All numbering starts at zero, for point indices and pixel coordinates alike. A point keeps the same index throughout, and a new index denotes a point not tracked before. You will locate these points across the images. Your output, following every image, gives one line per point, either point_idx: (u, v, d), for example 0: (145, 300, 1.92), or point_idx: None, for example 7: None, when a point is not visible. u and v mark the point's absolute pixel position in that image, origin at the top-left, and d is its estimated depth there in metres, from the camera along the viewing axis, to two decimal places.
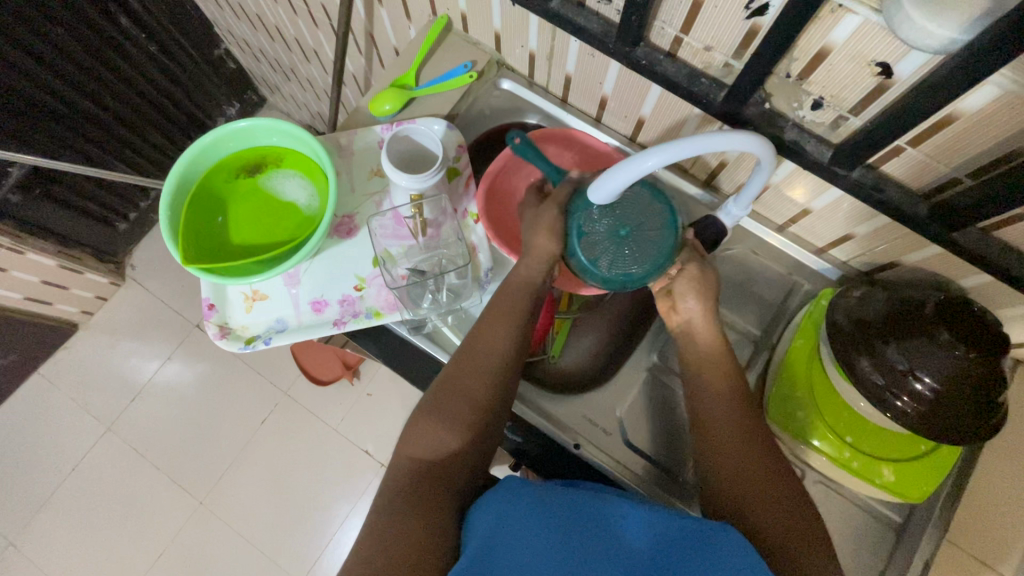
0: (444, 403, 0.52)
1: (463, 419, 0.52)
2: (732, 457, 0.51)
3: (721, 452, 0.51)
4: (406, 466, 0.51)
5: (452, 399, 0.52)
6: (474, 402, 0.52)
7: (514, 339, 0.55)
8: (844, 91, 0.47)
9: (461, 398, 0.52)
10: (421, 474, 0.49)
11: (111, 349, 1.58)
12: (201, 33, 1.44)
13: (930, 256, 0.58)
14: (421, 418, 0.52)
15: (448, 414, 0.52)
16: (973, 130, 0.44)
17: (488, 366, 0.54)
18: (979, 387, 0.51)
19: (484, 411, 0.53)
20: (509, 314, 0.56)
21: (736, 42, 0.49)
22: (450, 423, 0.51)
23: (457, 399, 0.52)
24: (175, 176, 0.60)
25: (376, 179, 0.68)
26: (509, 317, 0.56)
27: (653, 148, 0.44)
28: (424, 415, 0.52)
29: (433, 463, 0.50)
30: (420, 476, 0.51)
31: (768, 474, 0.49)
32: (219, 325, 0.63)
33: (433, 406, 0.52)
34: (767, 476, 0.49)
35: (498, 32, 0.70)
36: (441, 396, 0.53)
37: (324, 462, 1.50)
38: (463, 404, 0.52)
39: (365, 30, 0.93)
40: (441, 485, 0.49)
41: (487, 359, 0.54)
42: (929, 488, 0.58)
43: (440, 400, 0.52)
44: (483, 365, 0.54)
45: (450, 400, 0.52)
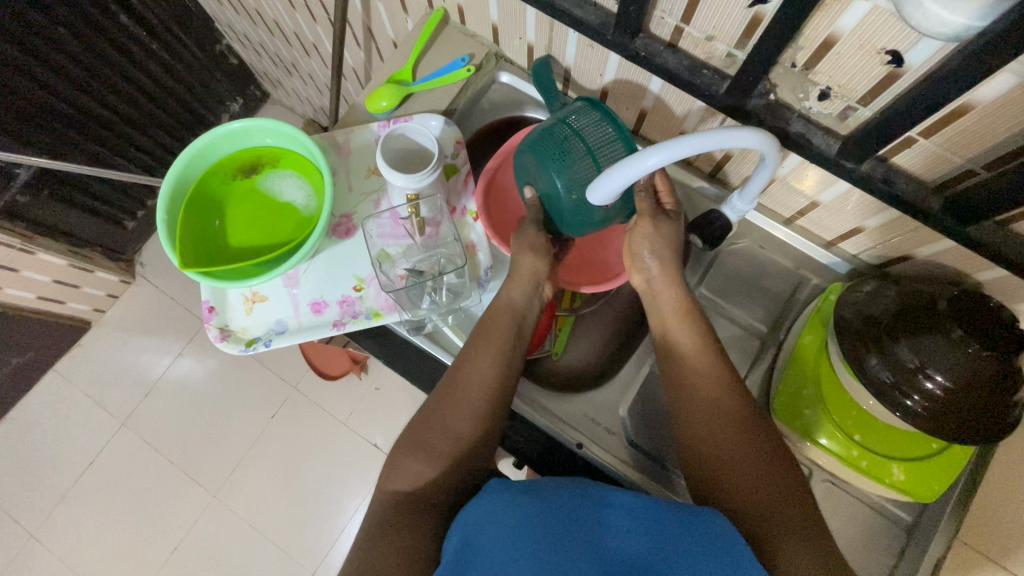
0: (422, 435, 0.52)
1: (443, 453, 0.51)
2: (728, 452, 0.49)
3: (717, 449, 0.49)
4: (403, 465, 0.51)
5: (431, 432, 0.52)
6: (453, 433, 0.52)
7: (492, 361, 0.55)
8: (852, 80, 0.45)
9: (439, 434, 0.52)
10: (408, 504, 0.49)
11: (124, 346, 1.60)
12: (202, 28, 1.44)
13: (944, 249, 0.56)
14: (402, 450, 0.52)
15: (427, 446, 0.52)
16: (989, 120, 0.42)
17: (462, 395, 0.54)
18: (993, 386, 0.49)
19: (463, 443, 0.52)
20: (484, 342, 0.56)
21: (739, 31, 0.47)
22: (429, 458, 0.51)
23: (435, 434, 0.52)
24: (172, 179, 0.60)
25: (374, 178, 0.67)
26: (487, 340, 0.56)
27: (652, 148, 0.44)
28: (404, 452, 0.52)
29: (421, 481, 0.50)
30: (418, 475, 0.51)
31: (756, 480, 0.47)
32: (220, 328, 0.63)
33: (411, 443, 0.52)
34: (755, 479, 0.47)
35: (496, 24, 0.69)
36: (418, 432, 0.53)
37: (334, 455, 1.52)
38: (441, 436, 0.52)
39: (363, 23, 0.92)
40: (429, 499, 0.50)
41: (464, 389, 0.54)
42: (941, 486, 0.57)
43: (418, 435, 0.53)
44: (470, 384, 0.54)
45: (429, 433, 0.52)
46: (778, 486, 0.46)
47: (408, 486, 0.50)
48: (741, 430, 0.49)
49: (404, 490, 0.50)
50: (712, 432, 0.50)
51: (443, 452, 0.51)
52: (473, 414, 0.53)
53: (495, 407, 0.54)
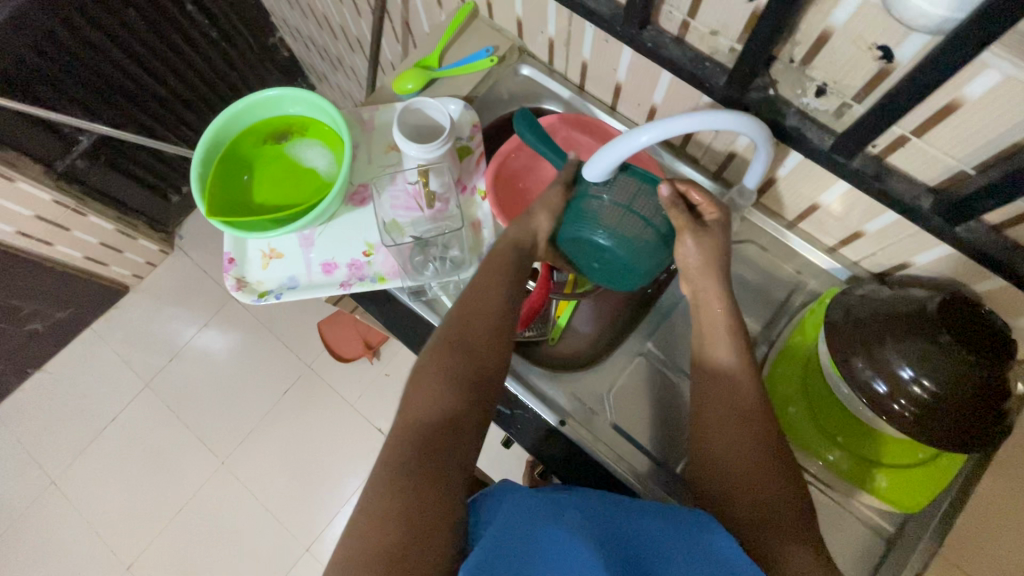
0: (442, 362, 0.53)
1: (467, 377, 0.53)
2: (727, 453, 0.51)
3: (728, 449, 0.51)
4: (428, 403, 0.51)
5: (449, 357, 0.53)
6: (474, 359, 0.54)
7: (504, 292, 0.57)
8: (847, 76, 0.47)
9: (463, 360, 0.53)
10: (441, 436, 0.49)
11: (155, 312, 1.70)
12: (259, 21, 1.54)
13: (943, 256, 0.56)
14: (424, 379, 0.52)
15: (451, 375, 0.52)
16: (977, 120, 0.42)
17: (483, 324, 0.55)
18: (981, 395, 0.49)
19: (476, 361, 0.54)
20: (496, 276, 0.58)
21: (741, 24, 0.49)
22: (456, 386, 0.52)
23: (455, 355, 0.53)
24: (210, 135, 0.65)
25: (393, 153, 0.71)
26: (498, 272, 0.58)
27: (647, 125, 0.49)
28: (424, 383, 0.52)
29: (449, 418, 0.50)
30: (433, 406, 0.50)
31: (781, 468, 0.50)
32: (237, 278, 0.67)
33: (431, 373, 0.52)
34: (754, 486, 0.49)
35: (520, 18, 0.73)
36: (437, 358, 0.53)
37: (339, 437, 1.56)
38: (464, 363, 0.53)
39: (401, 17, 0.97)
40: (458, 439, 0.50)
41: (476, 314, 0.56)
42: (927, 500, 0.55)
43: (437, 365, 0.53)
44: (481, 320, 0.56)
45: (451, 363, 0.53)
46: (775, 495, 0.48)
47: (425, 413, 0.50)
48: (752, 434, 0.51)
49: (433, 428, 0.49)
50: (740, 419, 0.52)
51: (463, 386, 0.52)
52: (490, 345, 0.55)
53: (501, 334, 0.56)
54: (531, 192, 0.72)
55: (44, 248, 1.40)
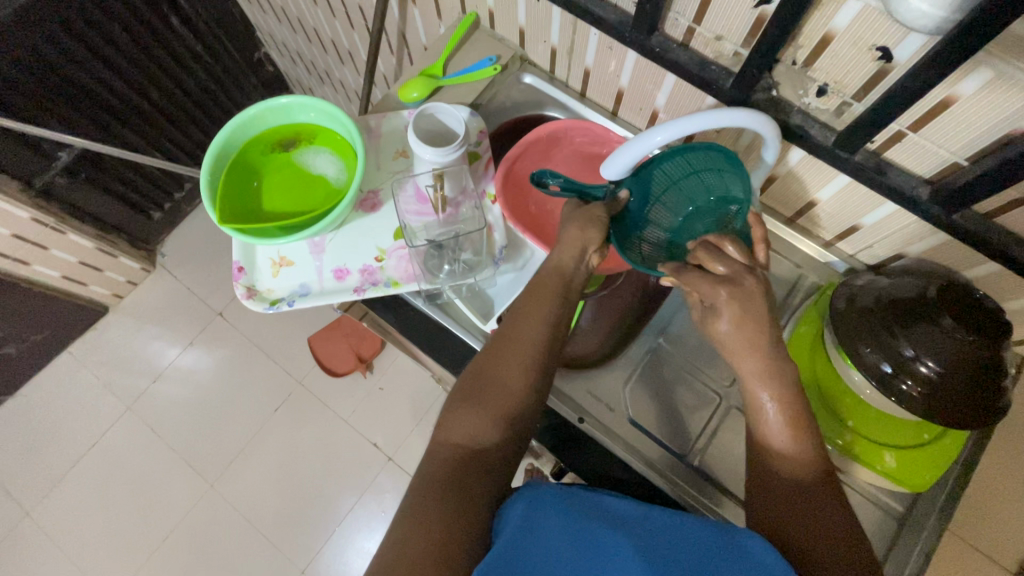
0: (477, 388, 0.53)
1: (504, 408, 0.52)
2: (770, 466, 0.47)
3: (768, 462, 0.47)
4: (459, 432, 0.51)
5: (485, 386, 0.53)
6: (507, 387, 0.53)
7: (542, 320, 0.56)
8: (847, 76, 0.50)
9: (494, 386, 0.53)
10: (467, 462, 0.49)
11: (137, 332, 1.64)
12: (244, 35, 1.53)
13: (937, 245, 0.59)
14: (460, 404, 0.52)
15: (486, 404, 0.52)
16: (970, 114, 0.45)
17: (520, 353, 0.54)
18: (980, 370, 0.52)
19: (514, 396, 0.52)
20: (534, 302, 0.57)
21: (745, 30, 0.52)
22: (487, 413, 0.51)
23: (489, 387, 0.53)
24: (218, 143, 0.65)
25: (401, 159, 0.72)
26: (537, 300, 0.57)
27: (660, 126, 0.51)
28: (457, 406, 0.53)
29: (477, 444, 0.50)
30: (469, 442, 0.50)
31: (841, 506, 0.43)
32: (247, 287, 0.67)
33: (464, 397, 0.53)
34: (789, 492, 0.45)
35: (523, 28, 0.75)
36: (472, 387, 0.53)
37: (332, 454, 1.52)
38: (496, 390, 0.52)
39: (398, 29, 0.99)
40: (485, 465, 0.49)
41: (512, 344, 0.54)
42: (933, 476, 0.58)
43: (470, 389, 0.53)
44: (516, 351, 0.54)
45: (487, 393, 0.52)
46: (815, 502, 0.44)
47: (460, 441, 0.50)
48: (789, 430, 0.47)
49: (459, 453, 0.49)
50: (798, 461, 0.46)
51: (497, 419, 0.51)
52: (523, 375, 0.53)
53: (542, 365, 0.54)
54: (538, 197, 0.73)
55: (20, 268, 1.35)
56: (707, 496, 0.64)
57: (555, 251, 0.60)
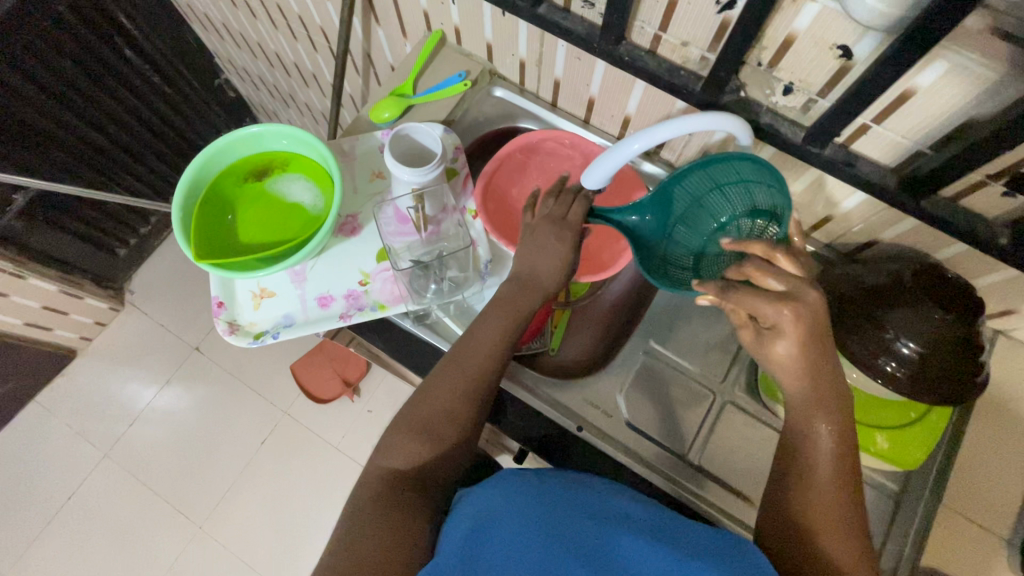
0: (420, 413, 0.54)
1: (446, 434, 0.54)
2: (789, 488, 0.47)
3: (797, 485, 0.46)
4: (400, 455, 0.53)
5: (429, 412, 0.54)
6: (451, 417, 0.54)
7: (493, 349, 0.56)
8: (810, 74, 0.51)
9: (440, 417, 0.54)
10: (405, 483, 0.52)
11: (109, 375, 1.58)
12: (203, 63, 1.50)
13: (908, 229, 0.61)
14: (402, 429, 0.54)
15: (427, 429, 0.53)
16: (930, 104, 0.47)
17: (466, 381, 0.55)
18: (957, 347, 0.54)
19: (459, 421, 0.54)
20: (487, 328, 0.57)
21: (710, 34, 0.54)
22: (427, 438, 0.53)
23: (433, 413, 0.54)
24: (189, 177, 0.63)
25: (378, 180, 0.71)
26: (488, 328, 0.57)
27: (636, 134, 0.52)
28: (402, 432, 0.54)
29: (417, 466, 0.53)
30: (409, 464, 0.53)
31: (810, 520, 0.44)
32: (228, 322, 0.65)
33: (410, 425, 0.54)
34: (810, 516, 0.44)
35: (490, 43, 0.75)
36: (417, 411, 0.54)
37: (325, 483, 1.48)
38: (442, 420, 0.54)
39: (363, 49, 0.98)
40: (422, 484, 0.53)
41: (457, 370, 0.55)
42: (923, 454, 0.60)
43: (415, 418, 0.54)
44: (459, 378, 0.55)
45: (430, 416, 0.54)
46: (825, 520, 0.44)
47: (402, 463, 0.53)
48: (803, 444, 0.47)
49: (398, 476, 0.52)
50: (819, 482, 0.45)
51: (437, 443, 0.53)
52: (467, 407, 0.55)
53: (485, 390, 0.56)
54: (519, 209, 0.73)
55: None
56: (710, 494, 0.64)
57: (543, 262, 0.60)
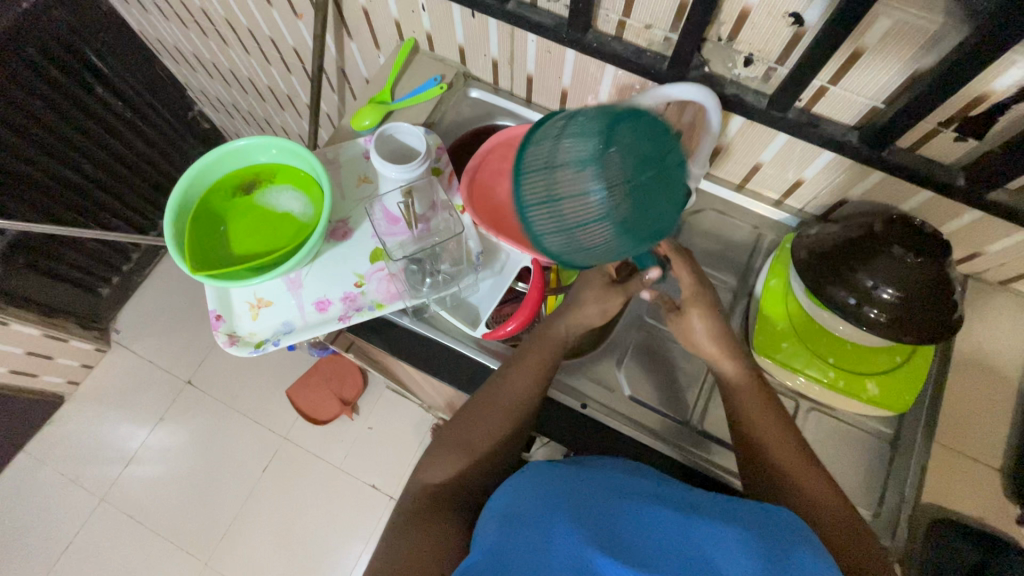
0: (457, 433, 0.55)
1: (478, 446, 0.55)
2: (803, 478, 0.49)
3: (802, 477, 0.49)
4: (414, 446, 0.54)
5: (468, 431, 0.55)
6: (482, 425, 0.55)
7: (529, 375, 0.57)
8: (767, 44, 0.55)
9: (474, 433, 0.55)
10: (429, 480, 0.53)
11: (101, 418, 1.55)
12: (175, 96, 1.51)
13: (873, 184, 0.64)
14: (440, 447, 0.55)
15: (462, 443, 0.55)
16: (879, 61, 0.51)
17: (501, 401, 0.56)
18: (932, 288, 0.57)
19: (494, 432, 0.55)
20: (526, 358, 0.58)
21: (671, 15, 0.57)
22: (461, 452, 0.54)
23: (471, 430, 0.55)
24: (178, 193, 0.64)
25: (365, 185, 0.73)
26: (527, 355, 0.58)
27: (608, 112, 0.56)
28: (444, 447, 0.55)
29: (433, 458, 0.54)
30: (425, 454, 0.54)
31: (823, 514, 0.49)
32: (228, 334, 0.66)
33: (451, 441, 0.55)
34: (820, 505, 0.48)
35: (462, 46, 0.78)
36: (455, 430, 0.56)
37: (331, 505, 1.46)
38: (480, 437, 0.55)
39: (337, 66, 1.00)
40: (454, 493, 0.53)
41: (495, 394, 0.57)
42: (912, 397, 0.62)
43: (455, 435, 0.55)
44: (496, 399, 0.56)
45: (465, 432, 0.55)
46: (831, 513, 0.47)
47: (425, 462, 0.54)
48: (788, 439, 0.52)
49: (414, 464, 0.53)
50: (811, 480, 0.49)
51: (465, 449, 0.55)
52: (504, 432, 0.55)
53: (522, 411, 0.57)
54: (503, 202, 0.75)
55: None
56: (718, 455, 0.65)
57: None
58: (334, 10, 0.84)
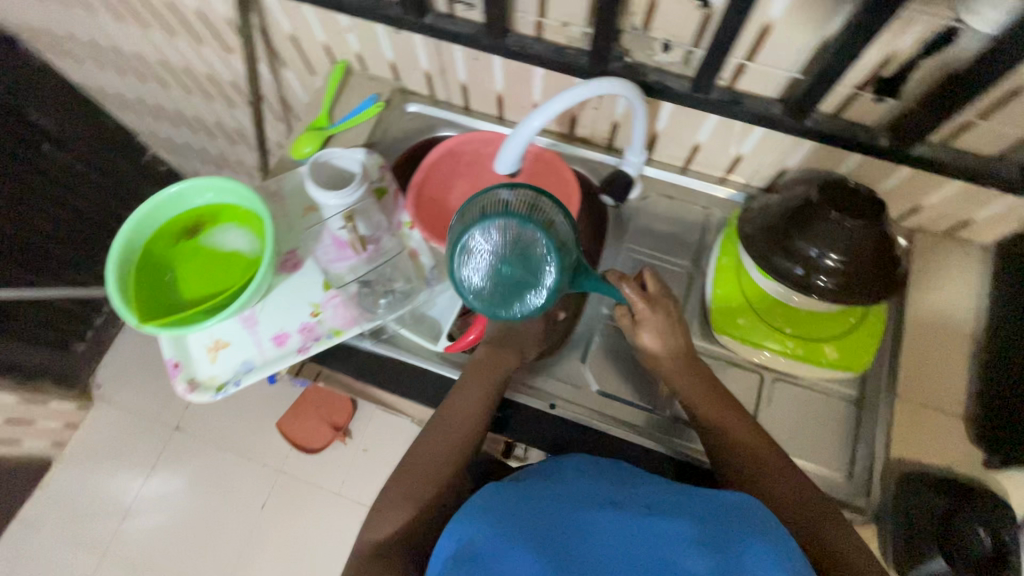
0: (417, 472, 0.56)
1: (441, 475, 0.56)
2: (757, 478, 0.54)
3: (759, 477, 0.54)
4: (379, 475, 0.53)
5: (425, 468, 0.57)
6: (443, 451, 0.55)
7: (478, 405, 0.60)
8: (681, 28, 0.55)
9: (433, 467, 0.56)
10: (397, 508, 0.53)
11: (91, 475, 1.53)
12: (127, 143, 1.50)
13: (808, 152, 0.65)
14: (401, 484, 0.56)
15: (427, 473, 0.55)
16: (788, 34, 0.52)
17: (457, 435, 0.59)
18: (874, 248, 0.58)
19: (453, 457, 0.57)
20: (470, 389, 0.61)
21: (584, 11, 0.57)
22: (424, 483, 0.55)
23: (429, 466, 0.57)
24: (119, 246, 0.63)
25: (311, 214, 0.72)
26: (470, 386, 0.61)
27: (535, 111, 0.56)
28: (406, 485, 0.55)
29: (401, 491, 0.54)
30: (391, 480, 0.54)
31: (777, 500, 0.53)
32: (188, 380, 0.65)
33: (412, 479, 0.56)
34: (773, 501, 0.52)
35: (393, 62, 0.78)
36: (415, 469, 0.57)
37: (335, 532, 1.46)
38: (436, 469, 0.57)
39: (278, 95, 1.00)
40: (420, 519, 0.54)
41: (448, 429, 0.59)
42: (870, 355, 0.63)
43: (416, 473, 0.57)
44: (448, 436, 0.58)
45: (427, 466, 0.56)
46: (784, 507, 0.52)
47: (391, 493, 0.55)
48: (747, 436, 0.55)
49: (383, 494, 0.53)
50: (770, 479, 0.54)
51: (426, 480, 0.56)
52: (461, 463, 0.57)
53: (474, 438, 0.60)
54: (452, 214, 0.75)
55: None
56: (686, 439, 0.65)
57: None
58: (263, 41, 0.84)
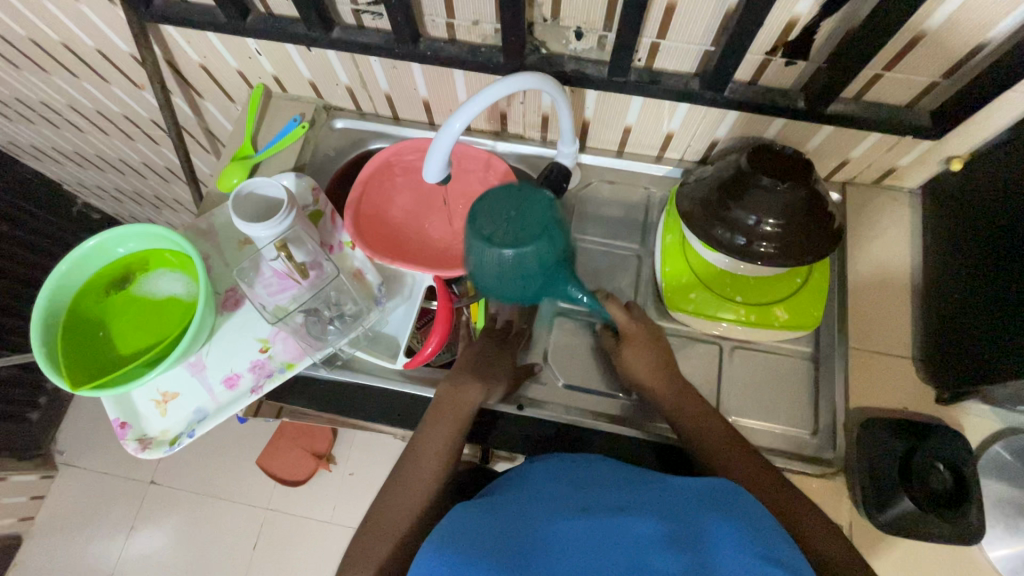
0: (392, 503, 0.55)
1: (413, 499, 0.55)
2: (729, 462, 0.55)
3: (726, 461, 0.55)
4: None
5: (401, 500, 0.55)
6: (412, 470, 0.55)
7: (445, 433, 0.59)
8: (589, 14, 0.55)
9: (407, 493, 0.55)
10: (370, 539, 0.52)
11: (67, 544, 1.46)
12: (53, 196, 1.42)
13: (734, 121, 0.66)
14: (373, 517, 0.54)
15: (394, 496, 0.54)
16: (692, 9, 0.52)
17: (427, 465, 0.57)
18: (808, 210, 0.59)
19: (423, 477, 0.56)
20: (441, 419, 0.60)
21: (491, 8, 0.56)
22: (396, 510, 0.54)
23: (400, 494, 0.55)
24: (40, 310, 0.59)
25: (248, 247, 0.70)
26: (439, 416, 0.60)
27: (453, 113, 0.52)
28: (380, 513, 0.54)
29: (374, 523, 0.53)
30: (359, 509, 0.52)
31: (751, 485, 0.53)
32: (138, 439, 0.62)
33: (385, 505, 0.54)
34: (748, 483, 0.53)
35: (312, 80, 0.76)
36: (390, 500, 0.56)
37: (332, 561, 1.43)
38: (412, 500, 0.56)
39: (201, 127, 0.96)
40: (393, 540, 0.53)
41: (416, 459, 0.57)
42: (820, 311, 0.65)
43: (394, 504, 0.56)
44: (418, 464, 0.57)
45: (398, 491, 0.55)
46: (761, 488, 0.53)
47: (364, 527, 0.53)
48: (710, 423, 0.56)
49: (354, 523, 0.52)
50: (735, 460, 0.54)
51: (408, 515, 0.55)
52: (431, 482, 0.56)
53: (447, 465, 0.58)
54: (393, 228, 0.74)
55: None
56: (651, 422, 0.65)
57: None
58: (172, 73, 0.80)
